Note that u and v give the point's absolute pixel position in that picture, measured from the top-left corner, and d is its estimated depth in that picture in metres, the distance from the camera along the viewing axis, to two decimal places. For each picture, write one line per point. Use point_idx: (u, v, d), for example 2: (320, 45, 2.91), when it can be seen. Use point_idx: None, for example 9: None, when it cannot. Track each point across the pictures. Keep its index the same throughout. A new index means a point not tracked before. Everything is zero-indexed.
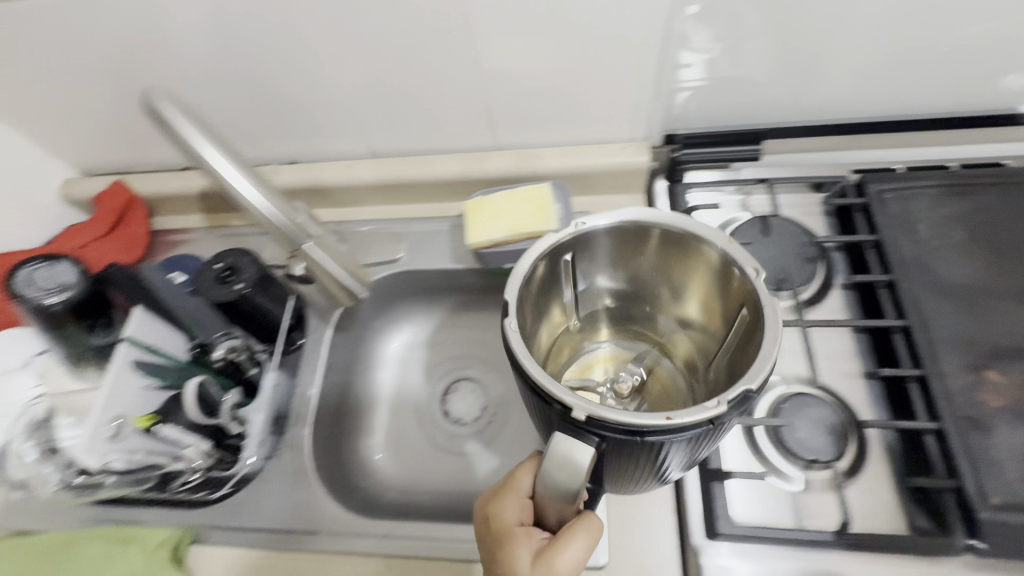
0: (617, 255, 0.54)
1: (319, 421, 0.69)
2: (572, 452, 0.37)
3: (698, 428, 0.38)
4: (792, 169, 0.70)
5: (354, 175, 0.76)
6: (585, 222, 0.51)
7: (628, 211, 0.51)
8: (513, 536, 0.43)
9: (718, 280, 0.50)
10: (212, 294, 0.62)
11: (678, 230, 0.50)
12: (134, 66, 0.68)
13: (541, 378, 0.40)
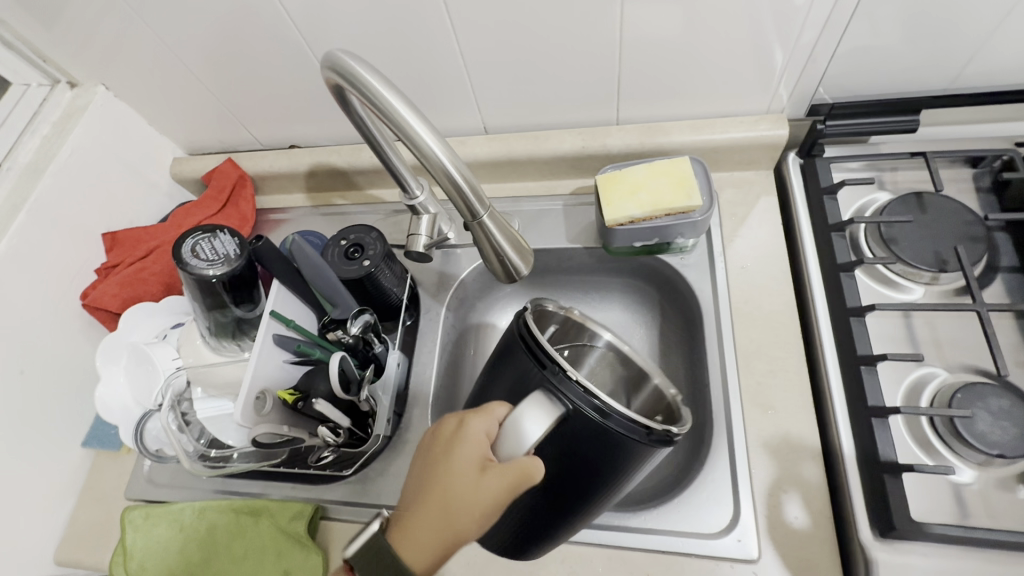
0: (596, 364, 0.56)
1: (438, 401, 0.68)
2: (550, 404, 0.42)
3: (633, 439, 0.43)
4: (945, 142, 0.65)
5: (466, 151, 0.74)
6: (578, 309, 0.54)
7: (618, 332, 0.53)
8: (471, 448, 0.43)
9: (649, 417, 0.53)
10: (342, 271, 0.62)
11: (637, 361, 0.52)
12: (252, 45, 0.66)
13: (547, 342, 0.46)
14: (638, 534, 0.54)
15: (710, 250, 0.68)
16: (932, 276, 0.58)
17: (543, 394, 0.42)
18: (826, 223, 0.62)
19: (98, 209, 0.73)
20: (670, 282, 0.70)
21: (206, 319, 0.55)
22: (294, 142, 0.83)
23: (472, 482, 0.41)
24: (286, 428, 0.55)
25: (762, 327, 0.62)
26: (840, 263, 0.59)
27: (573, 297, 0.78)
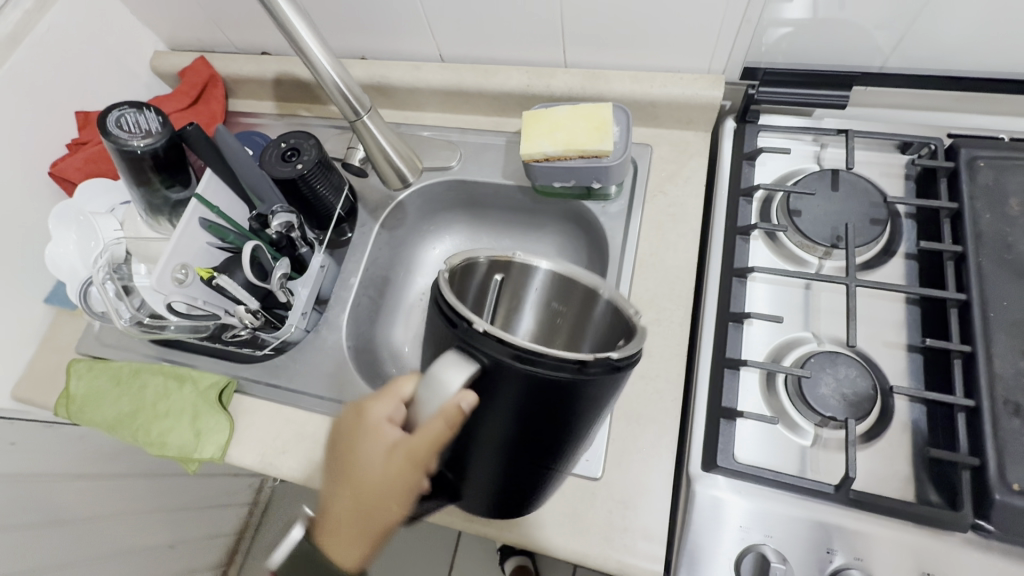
0: (544, 295, 0.54)
1: (358, 307, 0.74)
2: (460, 362, 0.42)
3: (563, 367, 0.41)
4: (877, 125, 0.65)
5: (419, 77, 0.76)
6: (518, 255, 0.51)
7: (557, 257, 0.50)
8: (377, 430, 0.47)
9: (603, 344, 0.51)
10: (274, 171, 0.66)
11: (581, 282, 0.49)
12: None
13: (454, 302, 0.45)
14: None
15: (633, 201, 0.70)
16: (824, 250, 0.60)
17: (460, 353, 0.42)
18: (738, 187, 0.63)
19: (73, 87, 0.78)
20: (591, 228, 0.73)
21: (140, 198, 0.61)
22: (266, 50, 0.85)
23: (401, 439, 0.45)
24: (201, 301, 0.61)
25: (661, 279, 0.65)
26: (738, 227, 0.61)
27: (506, 234, 0.82)
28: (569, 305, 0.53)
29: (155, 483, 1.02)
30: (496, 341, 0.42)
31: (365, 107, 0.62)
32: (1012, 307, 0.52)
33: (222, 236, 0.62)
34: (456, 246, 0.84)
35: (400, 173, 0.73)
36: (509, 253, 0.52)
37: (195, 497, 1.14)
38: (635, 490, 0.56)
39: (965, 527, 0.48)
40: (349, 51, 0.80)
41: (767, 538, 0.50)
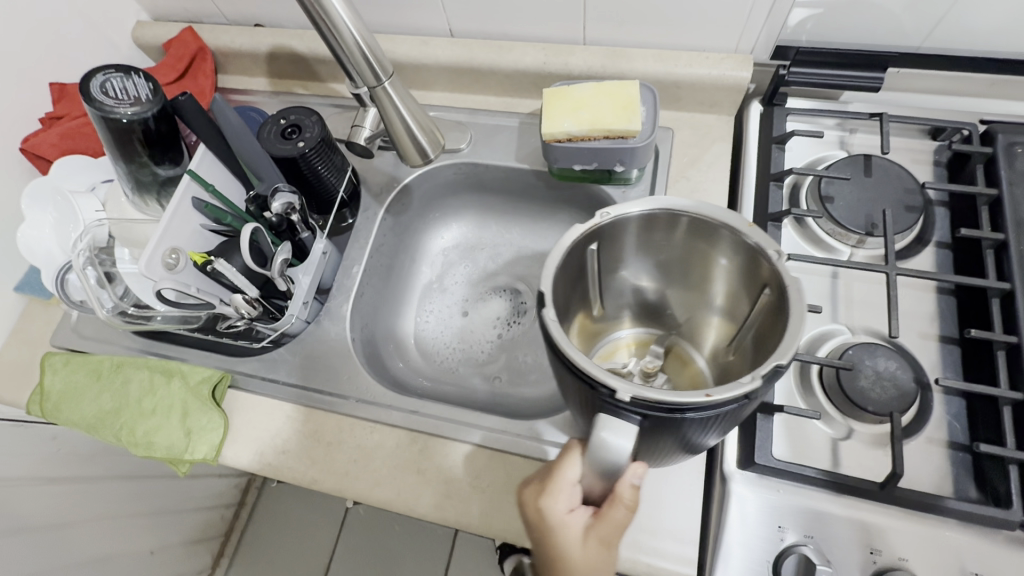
0: (642, 237, 0.50)
1: (362, 298, 0.69)
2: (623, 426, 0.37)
3: (732, 402, 0.37)
4: (908, 110, 0.63)
5: (427, 52, 0.71)
6: (612, 211, 0.47)
7: (660, 197, 0.47)
8: (562, 525, 0.42)
9: (744, 278, 0.48)
10: (274, 148, 0.61)
11: (706, 216, 0.46)
12: None
13: (582, 362, 0.38)
14: (519, 439, 0.56)
15: (654, 186, 0.67)
16: (859, 239, 0.57)
17: (611, 413, 0.38)
18: (768, 171, 0.61)
19: (46, 56, 0.71)
20: None
21: (125, 173, 0.56)
22: (260, 22, 0.80)
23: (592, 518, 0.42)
24: (194, 289, 0.56)
25: None
26: (769, 213, 0.58)
27: (516, 222, 0.78)
28: (687, 239, 0.49)
29: (135, 487, 0.96)
30: (650, 403, 0.36)
31: (386, 74, 0.58)
32: None
33: (219, 218, 0.56)
34: (463, 235, 0.80)
35: (421, 151, 0.69)
36: (598, 214, 0.47)
37: (177, 501, 1.07)
38: (664, 488, 0.53)
39: (1013, 524, 0.46)
40: None
41: (807, 538, 0.48)
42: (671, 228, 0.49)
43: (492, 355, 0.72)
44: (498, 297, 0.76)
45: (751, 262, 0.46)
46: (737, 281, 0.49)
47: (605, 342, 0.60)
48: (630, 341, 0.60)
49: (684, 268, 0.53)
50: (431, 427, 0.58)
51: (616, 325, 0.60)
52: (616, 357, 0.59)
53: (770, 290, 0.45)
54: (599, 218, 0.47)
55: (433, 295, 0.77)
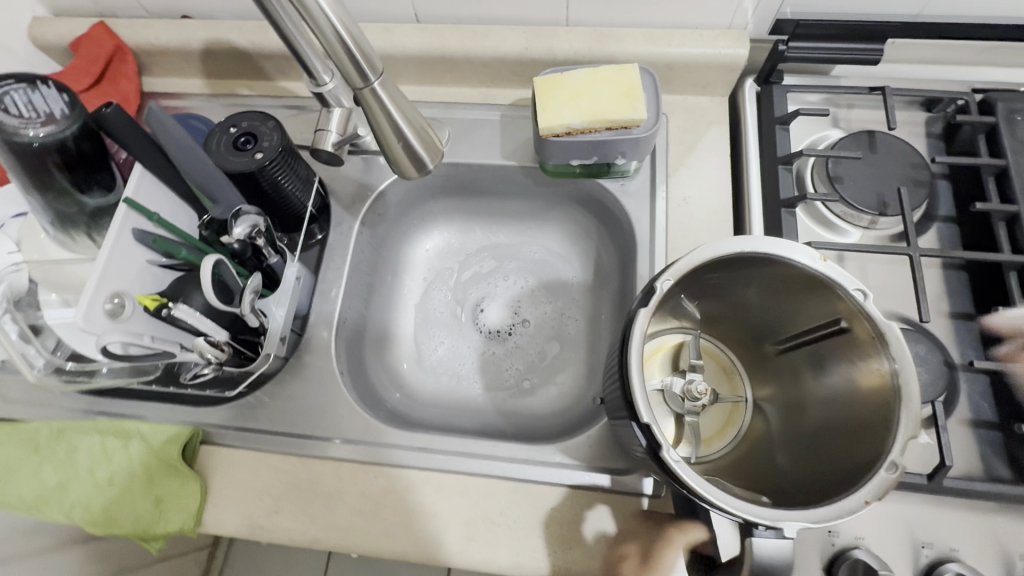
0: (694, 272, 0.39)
1: (344, 325, 0.62)
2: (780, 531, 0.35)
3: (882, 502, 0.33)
4: (901, 82, 0.61)
5: (392, 42, 0.63)
6: (664, 280, 0.36)
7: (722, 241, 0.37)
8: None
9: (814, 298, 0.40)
10: (225, 163, 0.52)
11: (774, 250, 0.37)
12: None
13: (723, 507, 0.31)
14: (544, 468, 0.52)
15: (653, 177, 0.62)
16: (871, 220, 0.55)
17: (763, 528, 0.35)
18: (775, 155, 0.57)
19: None
20: (606, 210, 0.65)
21: (45, 206, 0.46)
22: (187, 13, 0.69)
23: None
24: (149, 339, 0.47)
25: None
26: (783, 199, 0.55)
27: (502, 223, 0.73)
28: (741, 270, 0.41)
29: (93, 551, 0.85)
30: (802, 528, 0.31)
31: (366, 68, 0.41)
32: None
33: (172, 251, 0.48)
34: (445, 242, 0.73)
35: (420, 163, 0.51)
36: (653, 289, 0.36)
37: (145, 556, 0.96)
38: None
39: None
40: None
41: (858, 540, 0.46)
42: (733, 261, 0.39)
43: (500, 368, 0.67)
44: (492, 305, 0.70)
45: (821, 288, 0.38)
46: (798, 302, 0.41)
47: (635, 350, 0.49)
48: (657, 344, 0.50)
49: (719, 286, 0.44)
50: (442, 463, 0.53)
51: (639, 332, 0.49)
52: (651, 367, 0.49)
53: (846, 322, 0.38)
54: (656, 294, 0.36)
55: (422, 310, 0.70)
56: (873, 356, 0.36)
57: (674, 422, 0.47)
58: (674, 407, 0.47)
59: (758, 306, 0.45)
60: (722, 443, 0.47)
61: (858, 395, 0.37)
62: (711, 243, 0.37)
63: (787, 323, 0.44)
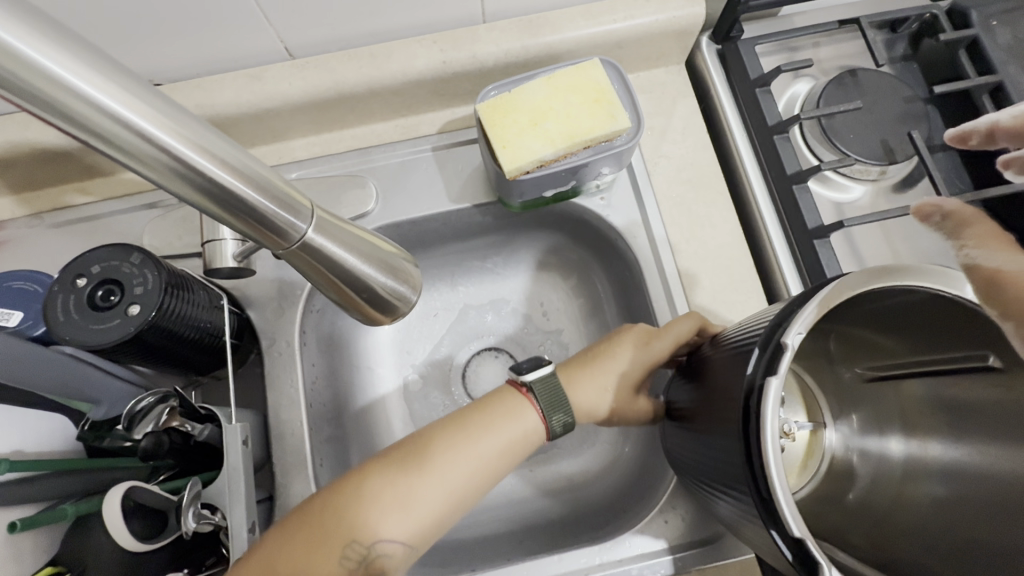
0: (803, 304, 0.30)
1: (320, 463, 0.48)
2: None
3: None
4: (860, 7, 0.55)
5: (266, 91, 0.47)
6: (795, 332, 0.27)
7: (857, 278, 0.28)
8: None
9: (951, 328, 0.31)
10: (84, 335, 0.36)
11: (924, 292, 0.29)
12: None
13: None
14: (625, 567, 0.43)
15: (634, 180, 0.53)
16: (880, 170, 0.50)
17: None
18: (765, 124, 0.49)
19: None
20: (587, 227, 0.55)
21: None
22: None
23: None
24: None
25: (713, 264, 0.50)
26: (791, 174, 0.47)
27: (466, 268, 0.61)
28: (866, 303, 0.32)
29: None
30: None
31: (288, 235, 0.27)
32: None
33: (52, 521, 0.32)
34: None
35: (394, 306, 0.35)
36: (784, 348, 0.26)
37: None
38: None
39: None
40: None
41: None
42: (866, 298, 0.31)
43: None
44: (485, 367, 0.59)
45: (972, 325, 0.30)
46: (925, 331, 0.33)
47: None
48: None
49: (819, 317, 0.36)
50: None
51: None
52: None
53: (998, 360, 0.30)
54: (787, 352, 0.26)
55: (403, 405, 0.57)
56: None
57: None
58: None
59: (852, 327, 0.36)
60: (802, 483, 0.39)
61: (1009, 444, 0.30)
62: (841, 282, 0.28)
63: (887, 348, 0.36)
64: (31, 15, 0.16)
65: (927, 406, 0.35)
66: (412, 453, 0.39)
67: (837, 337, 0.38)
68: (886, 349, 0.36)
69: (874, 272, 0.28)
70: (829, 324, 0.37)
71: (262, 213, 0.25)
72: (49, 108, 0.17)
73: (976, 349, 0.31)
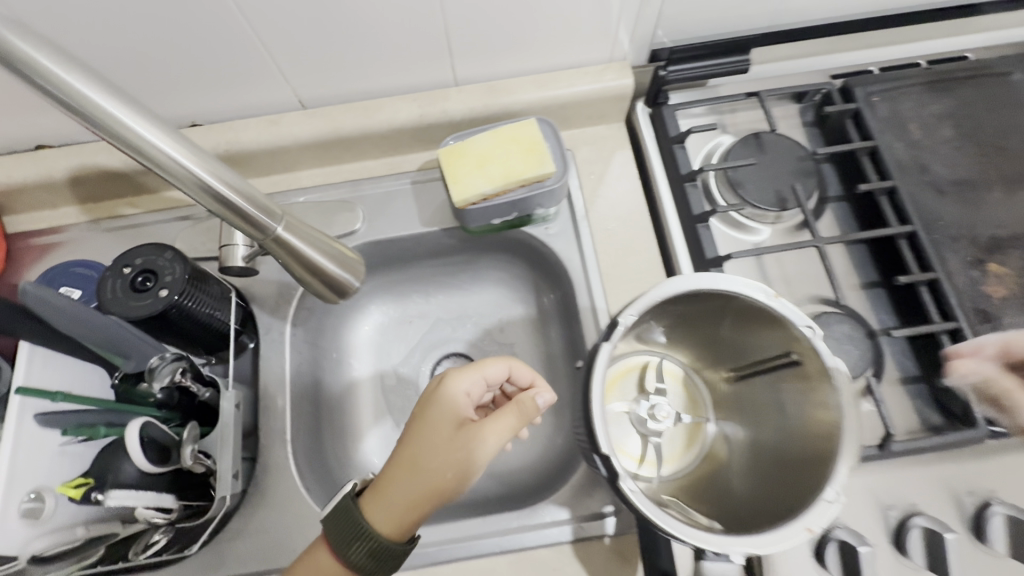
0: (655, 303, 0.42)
1: (298, 433, 0.59)
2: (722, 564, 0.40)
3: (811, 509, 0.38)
4: (771, 81, 0.66)
5: (282, 133, 0.60)
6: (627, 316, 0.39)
7: (686, 280, 0.40)
8: (588, 549, 0.51)
9: (769, 331, 0.42)
10: (126, 309, 0.48)
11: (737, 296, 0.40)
12: None
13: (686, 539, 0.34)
14: (538, 531, 0.52)
15: (574, 215, 0.64)
16: (775, 216, 0.60)
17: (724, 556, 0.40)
18: (679, 173, 0.61)
19: None
20: (537, 253, 0.66)
21: None
22: (42, 141, 0.61)
23: (607, 546, 0.51)
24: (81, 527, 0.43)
25: (633, 286, 0.60)
26: (695, 215, 0.58)
27: (437, 284, 0.72)
28: (709, 306, 0.43)
29: None
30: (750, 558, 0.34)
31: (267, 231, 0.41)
32: (947, 223, 0.56)
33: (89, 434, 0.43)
34: (383, 317, 0.71)
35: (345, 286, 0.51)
36: (616, 325, 0.39)
37: None
38: None
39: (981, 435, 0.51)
40: (170, 119, 0.60)
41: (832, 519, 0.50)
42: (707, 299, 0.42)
43: None
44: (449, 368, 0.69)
45: (776, 324, 0.41)
46: (759, 335, 0.44)
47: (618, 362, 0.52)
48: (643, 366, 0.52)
49: (688, 321, 0.47)
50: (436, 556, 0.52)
51: (629, 346, 0.52)
52: (634, 387, 0.51)
53: (796, 357, 0.41)
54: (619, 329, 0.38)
55: (376, 395, 0.67)
56: (820, 391, 0.39)
57: (639, 442, 0.49)
58: (637, 428, 0.49)
59: (714, 330, 0.47)
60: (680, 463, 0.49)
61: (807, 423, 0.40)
62: (667, 282, 0.39)
63: (743, 352, 0.47)
64: (118, 94, 0.30)
65: (764, 397, 0.45)
66: (419, 482, 0.41)
67: (711, 343, 0.50)
68: (742, 351, 0.47)
69: (693, 279, 0.40)
70: (697, 327, 0.48)
71: (248, 212, 0.39)
72: (123, 142, 0.31)
73: (785, 349, 0.42)
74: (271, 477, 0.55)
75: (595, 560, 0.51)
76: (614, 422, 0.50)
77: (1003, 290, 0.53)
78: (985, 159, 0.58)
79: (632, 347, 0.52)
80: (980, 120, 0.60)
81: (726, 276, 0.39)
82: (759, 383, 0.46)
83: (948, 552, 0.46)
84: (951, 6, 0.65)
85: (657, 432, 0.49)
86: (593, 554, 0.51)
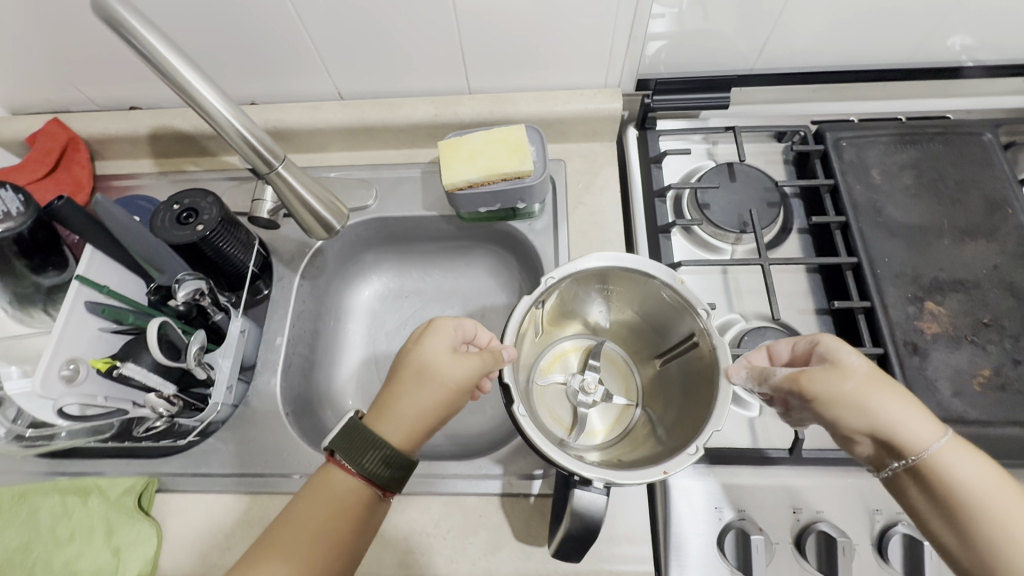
0: (586, 276, 0.53)
1: (290, 368, 0.68)
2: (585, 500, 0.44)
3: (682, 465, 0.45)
4: (754, 119, 0.73)
5: (318, 117, 0.72)
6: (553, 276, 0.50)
7: (611, 258, 0.51)
8: (514, 504, 0.57)
9: (677, 313, 0.52)
10: (170, 235, 0.59)
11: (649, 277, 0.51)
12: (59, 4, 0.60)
13: (560, 461, 0.42)
14: (474, 480, 0.58)
15: (557, 216, 0.71)
16: (736, 237, 0.65)
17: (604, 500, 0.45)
18: (651, 189, 0.68)
19: None
20: (521, 247, 0.74)
21: (6, 289, 0.56)
22: (135, 104, 0.76)
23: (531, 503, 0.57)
24: (102, 398, 0.53)
25: None
26: (658, 226, 0.65)
27: (434, 266, 0.81)
28: (634, 287, 0.54)
29: None
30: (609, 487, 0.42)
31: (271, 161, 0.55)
32: (892, 261, 0.59)
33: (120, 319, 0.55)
34: (384, 288, 0.81)
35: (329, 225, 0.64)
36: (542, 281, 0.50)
37: None
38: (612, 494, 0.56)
39: None
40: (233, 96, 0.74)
41: (740, 513, 0.53)
42: (629, 276, 0.52)
43: None
44: None
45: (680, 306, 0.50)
46: (673, 320, 0.53)
47: (548, 350, 0.60)
48: (572, 349, 0.60)
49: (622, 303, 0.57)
50: None
51: (562, 330, 0.61)
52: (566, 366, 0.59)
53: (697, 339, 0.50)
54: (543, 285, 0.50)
55: (366, 353, 0.77)
56: (709, 365, 0.48)
57: (571, 411, 0.56)
58: (570, 400, 0.56)
59: (642, 314, 0.57)
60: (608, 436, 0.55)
61: (697, 395, 0.49)
62: (593, 255, 0.50)
63: (665, 339, 0.56)
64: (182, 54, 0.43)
65: (676, 378, 0.54)
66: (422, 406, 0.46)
67: (642, 329, 0.59)
68: (664, 337, 0.56)
69: (615, 259, 0.51)
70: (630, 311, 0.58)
71: (261, 147, 0.52)
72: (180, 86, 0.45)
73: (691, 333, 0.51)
74: (260, 399, 0.64)
75: (518, 514, 0.57)
76: (552, 391, 0.57)
77: (937, 328, 0.56)
78: (943, 208, 0.62)
79: (566, 333, 0.61)
80: (944, 172, 0.64)
81: (643, 258, 0.50)
82: (675, 366, 0.55)
83: (840, 557, 0.50)
84: (935, 68, 0.70)
85: (586, 405, 0.55)
86: (518, 508, 0.57)
